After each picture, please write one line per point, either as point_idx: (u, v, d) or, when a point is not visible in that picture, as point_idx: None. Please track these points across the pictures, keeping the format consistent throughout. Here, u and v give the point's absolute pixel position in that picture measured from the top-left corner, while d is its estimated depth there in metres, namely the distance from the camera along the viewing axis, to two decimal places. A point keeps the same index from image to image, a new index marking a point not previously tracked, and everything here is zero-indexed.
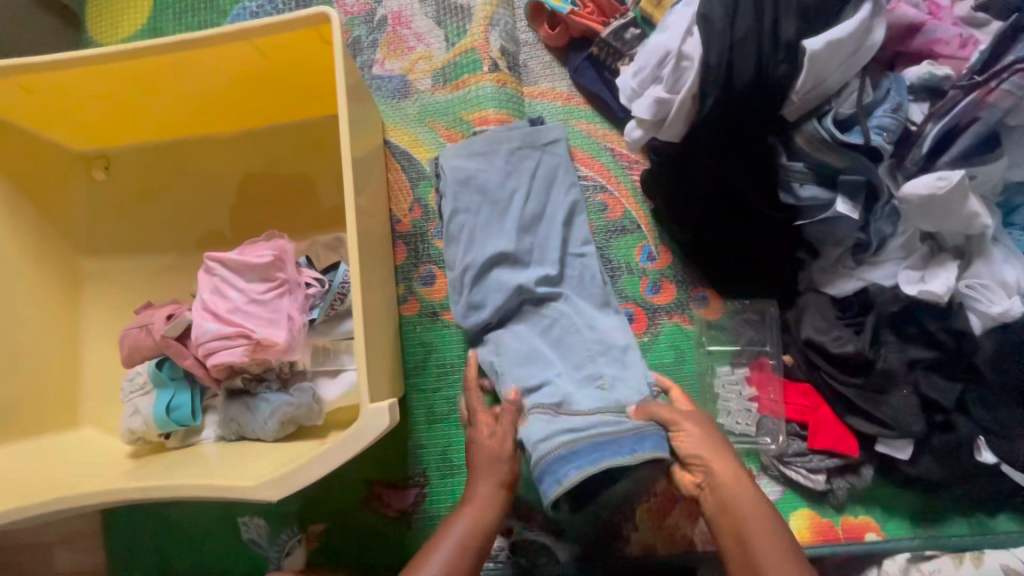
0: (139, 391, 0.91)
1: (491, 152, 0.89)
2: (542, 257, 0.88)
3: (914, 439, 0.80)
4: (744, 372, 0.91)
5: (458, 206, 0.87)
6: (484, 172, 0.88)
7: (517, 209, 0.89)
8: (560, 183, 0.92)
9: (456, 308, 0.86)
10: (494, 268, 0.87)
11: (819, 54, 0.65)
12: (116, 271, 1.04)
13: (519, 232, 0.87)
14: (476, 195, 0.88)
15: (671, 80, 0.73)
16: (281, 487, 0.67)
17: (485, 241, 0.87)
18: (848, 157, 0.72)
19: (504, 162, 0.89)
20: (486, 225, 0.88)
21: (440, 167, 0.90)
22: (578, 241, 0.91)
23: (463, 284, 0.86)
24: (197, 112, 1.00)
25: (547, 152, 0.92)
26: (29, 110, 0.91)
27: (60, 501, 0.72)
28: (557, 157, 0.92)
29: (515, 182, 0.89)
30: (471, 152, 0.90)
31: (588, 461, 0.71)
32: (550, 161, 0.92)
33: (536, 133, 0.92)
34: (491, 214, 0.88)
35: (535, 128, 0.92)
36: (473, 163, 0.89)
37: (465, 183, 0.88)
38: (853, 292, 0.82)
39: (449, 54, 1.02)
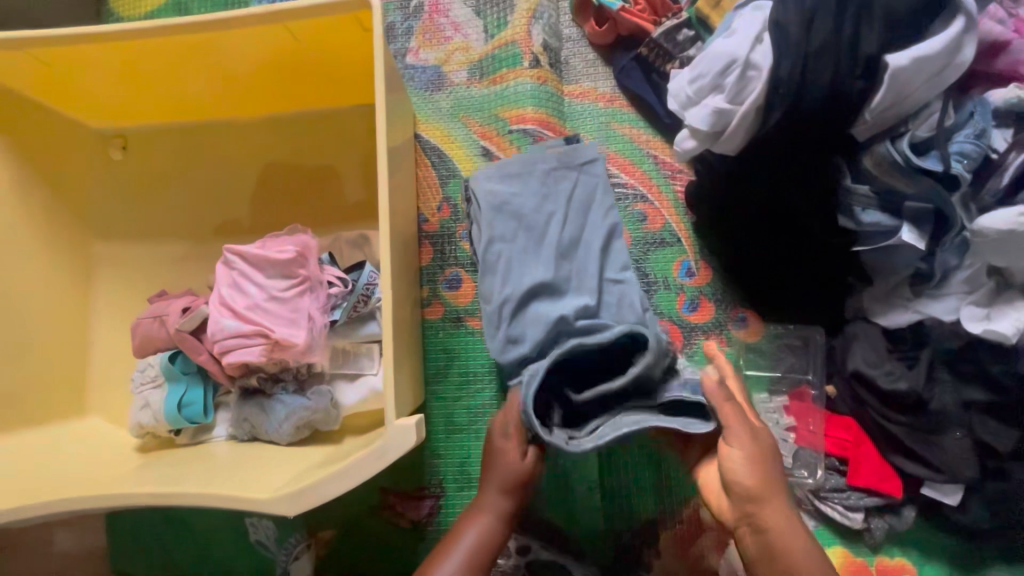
0: (150, 383, 0.87)
1: (526, 174, 0.83)
2: (581, 285, 0.80)
3: (965, 485, 0.76)
4: (782, 401, 0.87)
5: (492, 234, 0.80)
6: (518, 196, 0.81)
7: (555, 234, 0.81)
8: (597, 207, 0.84)
9: (493, 344, 0.79)
10: (534, 299, 0.79)
11: (902, 71, 0.61)
12: (130, 256, 1.01)
13: (556, 260, 0.80)
14: (511, 221, 0.81)
15: (734, 89, 0.68)
16: (298, 502, 0.64)
17: (523, 271, 0.80)
18: (921, 183, 0.67)
19: (539, 185, 0.83)
20: (523, 254, 0.80)
21: (473, 191, 0.83)
22: (615, 267, 0.83)
23: (501, 317, 0.78)
24: (220, 93, 0.95)
25: (584, 173, 0.85)
26: (49, 84, 0.87)
27: (66, 502, 0.69)
28: (595, 177, 0.84)
29: (552, 205, 0.82)
30: (506, 174, 0.83)
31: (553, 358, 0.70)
32: (587, 182, 0.84)
33: (573, 151, 0.84)
34: (527, 241, 0.81)
35: (572, 145, 0.85)
36: (508, 185, 0.82)
37: (498, 208, 0.81)
38: (907, 324, 0.77)
39: (488, 46, 0.97)
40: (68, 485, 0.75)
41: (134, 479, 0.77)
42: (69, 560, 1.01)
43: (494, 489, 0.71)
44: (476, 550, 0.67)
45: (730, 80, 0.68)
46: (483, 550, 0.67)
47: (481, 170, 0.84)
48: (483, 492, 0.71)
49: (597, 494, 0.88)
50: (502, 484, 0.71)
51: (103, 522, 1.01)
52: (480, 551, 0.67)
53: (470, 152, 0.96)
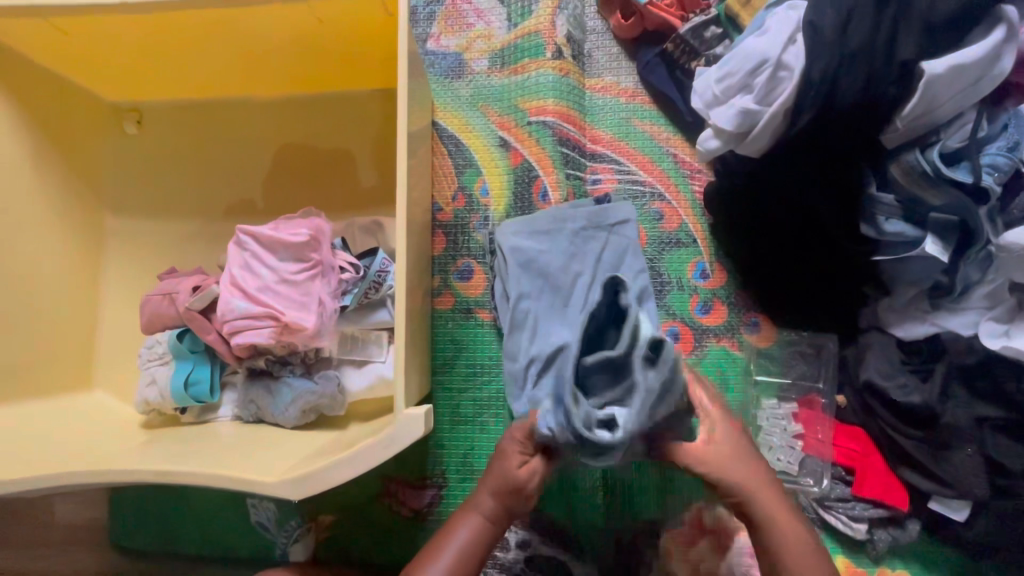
0: (157, 360, 0.87)
1: (555, 231, 0.82)
2: None
3: (973, 502, 0.75)
4: (791, 408, 0.86)
5: (520, 290, 0.80)
6: (545, 252, 0.81)
7: (583, 295, 0.80)
8: (626, 268, 0.82)
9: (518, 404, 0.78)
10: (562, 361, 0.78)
11: (938, 79, 0.60)
12: (142, 231, 1.00)
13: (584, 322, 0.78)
14: (537, 278, 0.81)
15: (764, 90, 0.68)
16: (303, 487, 0.63)
17: (550, 330, 0.78)
18: (948, 194, 0.66)
19: (568, 244, 0.82)
20: (550, 311, 0.80)
21: (499, 244, 0.83)
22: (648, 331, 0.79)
23: (528, 377, 0.77)
24: (240, 71, 0.94)
25: (614, 234, 0.83)
26: (67, 55, 0.87)
27: (70, 475, 0.69)
28: (625, 239, 0.83)
29: (579, 265, 0.81)
30: (533, 230, 0.83)
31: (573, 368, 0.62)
32: (617, 243, 0.83)
33: (603, 212, 0.84)
34: (555, 302, 0.80)
35: (602, 206, 0.84)
36: (535, 242, 0.82)
37: (526, 265, 0.81)
38: (923, 337, 0.77)
39: (511, 35, 0.96)
40: (72, 458, 0.75)
41: (138, 455, 0.77)
42: (72, 531, 1.01)
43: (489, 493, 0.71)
44: (468, 549, 0.69)
45: (760, 80, 0.68)
46: (476, 546, 0.70)
47: (508, 222, 0.84)
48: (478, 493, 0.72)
49: (600, 493, 0.88)
50: (496, 489, 0.71)
51: (106, 495, 1.01)
52: (471, 553, 0.69)
53: (488, 142, 0.95)
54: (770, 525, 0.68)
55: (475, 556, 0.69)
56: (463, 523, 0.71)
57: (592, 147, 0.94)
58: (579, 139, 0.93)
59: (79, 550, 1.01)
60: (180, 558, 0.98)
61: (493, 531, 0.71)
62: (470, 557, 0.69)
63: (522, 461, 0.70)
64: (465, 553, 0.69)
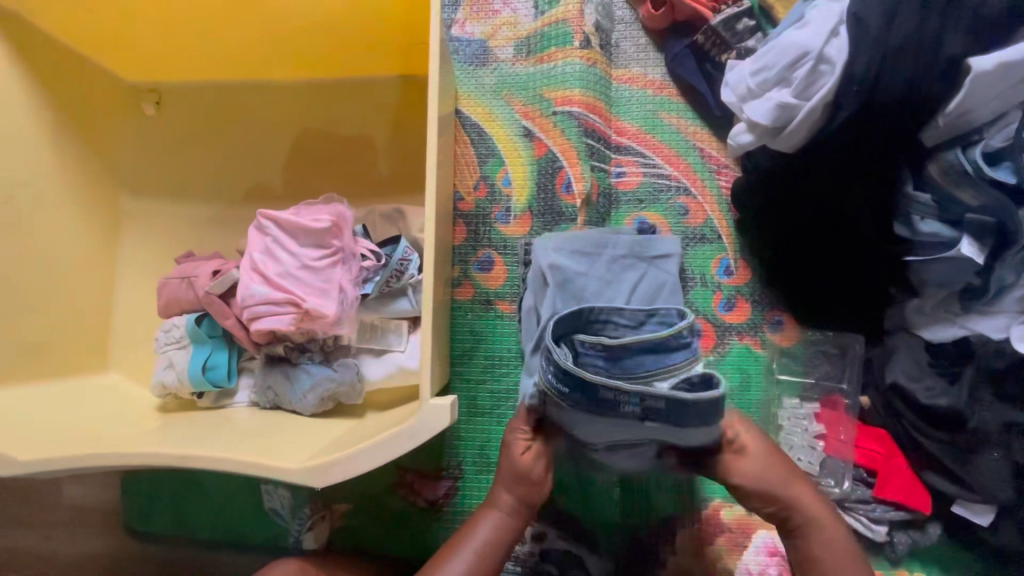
0: (174, 345, 0.86)
1: (596, 254, 0.79)
2: None
3: (998, 506, 0.75)
4: (813, 408, 0.85)
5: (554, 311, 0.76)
6: (583, 275, 0.78)
7: None
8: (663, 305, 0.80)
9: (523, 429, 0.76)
10: None
11: (985, 76, 0.59)
12: (159, 214, 0.99)
13: None
14: (571, 301, 0.77)
15: (803, 84, 0.67)
16: (324, 475, 0.63)
17: None
18: (987, 194, 0.65)
19: (605, 270, 0.79)
20: None
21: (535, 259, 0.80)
22: None
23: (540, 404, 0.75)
24: (262, 51, 0.94)
25: (654, 266, 0.82)
26: (93, 28, 0.87)
27: (89, 457, 0.68)
28: (665, 274, 0.82)
29: (614, 295, 0.78)
30: (575, 249, 0.79)
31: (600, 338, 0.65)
32: (655, 276, 0.81)
33: (646, 244, 0.82)
34: None
35: (645, 238, 0.82)
36: (574, 263, 0.78)
37: (562, 285, 0.77)
38: (952, 339, 0.76)
39: (537, 23, 0.94)
40: (91, 440, 0.75)
41: (155, 439, 0.76)
42: (84, 513, 1.01)
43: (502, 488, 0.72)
44: (488, 550, 0.69)
45: (799, 74, 0.67)
46: (496, 546, 0.69)
47: (549, 237, 0.81)
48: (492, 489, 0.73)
49: (618, 489, 0.87)
50: (509, 483, 0.72)
51: (119, 479, 1.01)
52: (492, 550, 0.69)
53: (511, 132, 0.94)
54: (813, 526, 0.68)
55: (493, 555, 0.69)
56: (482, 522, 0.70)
57: (617, 140, 0.92)
58: (604, 131, 0.91)
59: (91, 533, 1.01)
60: (192, 543, 0.98)
61: (514, 523, 0.71)
62: (491, 555, 0.69)
63: (529, 453, 0.72)
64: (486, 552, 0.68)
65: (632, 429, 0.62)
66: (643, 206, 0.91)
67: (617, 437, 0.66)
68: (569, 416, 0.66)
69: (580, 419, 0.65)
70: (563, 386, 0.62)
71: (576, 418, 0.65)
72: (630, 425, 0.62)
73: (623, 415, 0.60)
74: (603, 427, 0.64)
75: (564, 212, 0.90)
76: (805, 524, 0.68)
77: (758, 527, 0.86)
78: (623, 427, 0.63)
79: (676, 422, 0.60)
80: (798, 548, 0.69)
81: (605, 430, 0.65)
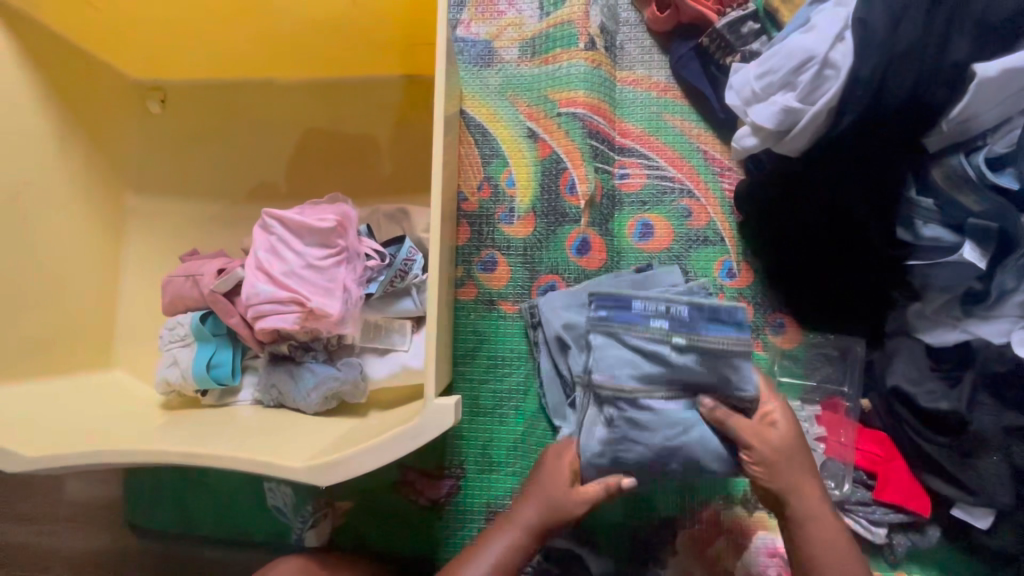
0: (178, 342, 0.87)
1: None
2: None
3: (997, 509, 0.75)
4: (815, 411, 0.85)
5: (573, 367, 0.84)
6: None
7: None
8: None
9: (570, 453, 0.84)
10: None
11: (990, 82, 0.59)
12: (164, 212, 1.00)
13: None
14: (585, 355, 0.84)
15: (807, 88, 0.67)
16: (330, 474, 0.63)
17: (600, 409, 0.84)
18: (987, 199, 0.66)
19: None
20: None
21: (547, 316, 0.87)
22: None
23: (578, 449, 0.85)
24: (268, 50, 0.94)
25: None
26: (100, 28, 0.88)
27: (94, 454, 0.68)
28: None
29: None
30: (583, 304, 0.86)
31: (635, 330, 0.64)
32: None
33: (647, 280, 0.84)
34: None
35: (645, 275, 0.85)
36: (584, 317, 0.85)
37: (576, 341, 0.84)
38: (954, 343, 0.76)
39: (542, 25, 0.94)
40: (96, 436, 0.75)
41: (160, 436, 0.76)
42: (88, 509, 1.02)
43: (534, 511, 0.73)
44: (502, 561, 0.71)
45: (804, 78, 0.67)
46: (511, 556, 0.72)
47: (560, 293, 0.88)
48: (524, 508, 0.74)
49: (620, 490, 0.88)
50: (540, 507, 0.73)
51: (122, 475, 1.01)
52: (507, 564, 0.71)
53: (515, 133, 0.94)
54: (807, 522, 0.70)
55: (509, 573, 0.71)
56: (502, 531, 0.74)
57: (621, 141, 0.93)
58: (608, 133, 0.92)
59: (94, 529, 1.01)
60: (194, 539, 0.99)
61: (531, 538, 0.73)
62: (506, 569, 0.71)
63: (569, 481, 0.73)
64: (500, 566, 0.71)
65: (664, 358, 0.62)
66: (647, 208, 0.91)
67: (650, 375, 0.63)
68: (604, 353, 0.65)
69: (616, 353, 0.64)
70: (602, 311, 0.65)
71: (611, 352, 0.64)
72: (663, 353, 0.62)
73: (655, 332, 0.62)
74: (637, 360, 0.63)
75: (568, 213, 0.90)
76: (800, 518, 0.70)
77: (758, 529, 0.86)
78: (657, 357, 0.63)
79: (707, 340, 0.61)
80: (794, 545, 0.71)
81: (638, 364, 0.63)
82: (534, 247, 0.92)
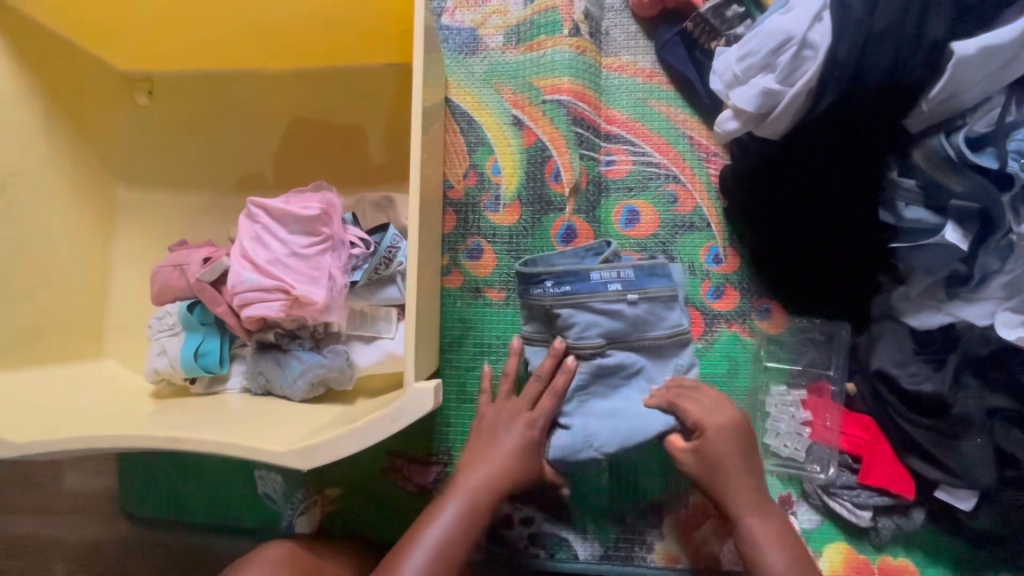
0: (167, 331, 0.88)
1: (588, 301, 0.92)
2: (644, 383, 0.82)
3: (980, 491, 0.76)
4: (800, 395, 0.85)
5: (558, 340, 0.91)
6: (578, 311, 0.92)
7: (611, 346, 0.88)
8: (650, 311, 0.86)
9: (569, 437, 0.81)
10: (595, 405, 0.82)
11: (968, 61, 0.59)
12: (151, 203, 1.00)
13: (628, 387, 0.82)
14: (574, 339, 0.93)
15: (787, 70, 0.67)
16: (311, 457, 0.63)
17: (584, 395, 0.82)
18: (972, 180, 0.65)
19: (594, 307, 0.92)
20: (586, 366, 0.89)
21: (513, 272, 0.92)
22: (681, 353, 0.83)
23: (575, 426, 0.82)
24: (254, 41, 0.94)
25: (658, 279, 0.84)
26: (84, 22, 0.88)
27: (81, 440, 0.69)
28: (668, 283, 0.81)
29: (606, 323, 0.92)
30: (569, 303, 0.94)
31: (565, 285, 0.77)
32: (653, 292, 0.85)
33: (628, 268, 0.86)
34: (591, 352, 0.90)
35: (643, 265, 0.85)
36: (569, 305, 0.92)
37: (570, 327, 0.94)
38: (937, 326, 0.76)
39: (527, 11, 0.94)
40: (84, 424, 0.76)
41: (147, 423, 0.77)
42: (84, 500, 1.03)
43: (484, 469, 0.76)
44: (450, 531, 0.71)
45: (783, 59, 0.67)
46: (466, 521, 0.72)
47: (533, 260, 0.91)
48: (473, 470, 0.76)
49: (608, 479, 0.88)
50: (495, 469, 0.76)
51: (115, 462, 1.02)
52: (456, 542, 0.70)
53: (500, 120, 0.94)
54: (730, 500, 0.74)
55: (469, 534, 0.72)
56: (454, 496, 0.74)
57: (607, 128, 0.92)
58: (594, 119, 0.92)
59: (89, 518, 1.02)
60: (186, 526, 1.00)
61: (484, 505, 0.74)
62: (454, 548, 0.70)
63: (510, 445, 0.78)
64: (450, 539, 0.70)
65: (625, 315, 0.78)
66: (632, 194, 0.91)
67: (614, 331, 0.79)
68: (579, 317, 0.78)
69: (585, 316, 0.78)
70: (564, 287, 0.77)
71: (580, 316, 0.78)
72: (623, 310, 0.77)
73: (611, 295, 0.77)
74: (602, 319, 0.78)
75: (553, 201, 0.91)
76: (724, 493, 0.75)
77: None
78: (616, 315, 0.78)
79: (653, 293, 0.78)
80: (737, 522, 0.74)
81: (603, 323, 0.78)
82: (519, 235, 0.92)
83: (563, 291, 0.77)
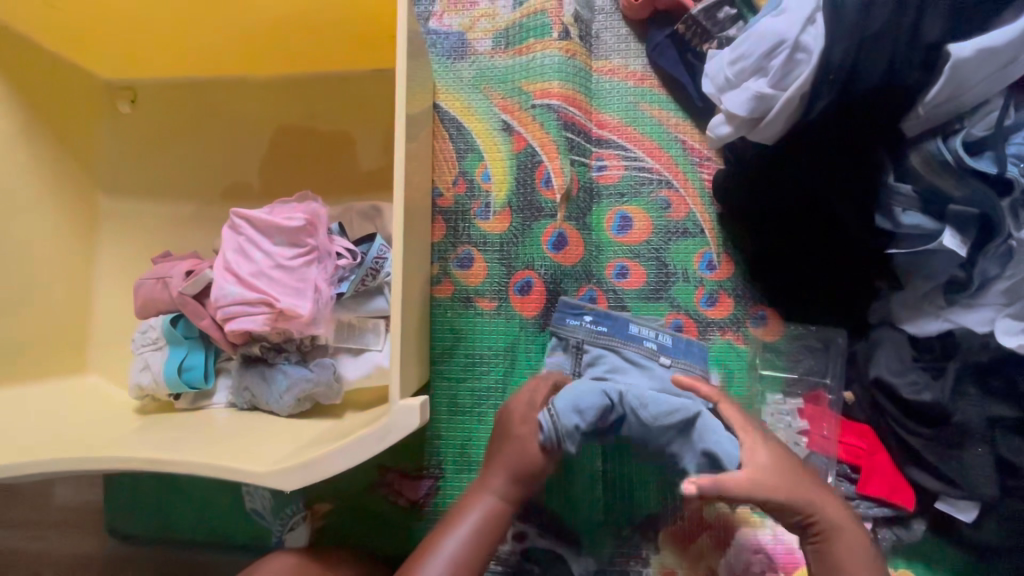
0: (150, 346, 0.86)
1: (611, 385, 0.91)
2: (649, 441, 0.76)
3: (981, 503, 0.74)
4: (797, 404, 0.84)
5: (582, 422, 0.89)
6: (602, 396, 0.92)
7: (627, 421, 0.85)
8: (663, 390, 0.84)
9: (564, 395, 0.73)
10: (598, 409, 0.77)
11: (966, 63, 0.57)
12: (135, 214, 0.98)
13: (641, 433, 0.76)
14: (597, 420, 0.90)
15: (779, 74, 0.65)
16: (294, 478, 0.62)
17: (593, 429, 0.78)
18: (969, 185, 0.64)
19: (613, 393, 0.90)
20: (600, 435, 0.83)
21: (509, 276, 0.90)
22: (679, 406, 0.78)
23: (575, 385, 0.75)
24: (237, 48, 0.92)
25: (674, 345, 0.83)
26: (62, 29, 0.86)
27: (59, 462, 0.67)
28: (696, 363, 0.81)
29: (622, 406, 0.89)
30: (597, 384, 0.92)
31: (603, 325, 0.81)
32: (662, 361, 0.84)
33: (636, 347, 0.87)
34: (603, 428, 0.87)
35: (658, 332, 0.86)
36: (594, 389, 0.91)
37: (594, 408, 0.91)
38: (936, 333, 0.74)
39: (516, 14, 0.92)
40: (63, 443, 0.74)
41: (129, 442, 0.75)
42: (69, 513, 1.01)
43: (502, 475, 0.72)
44: (473, 541, 0.69)
45: (776, 63, 0.65)
46: (482, 534, 0.70)
47: (526, 269, 0.89)
48: (491, 476, 0.72)
49: (601, 490, 0.86)
50: (512, 473, 0.72)
51: (102, 480, 1.00)
52: (471, 554, 0.68)
53: (490, 126, 0.92)
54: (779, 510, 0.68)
55: (484, 545, 0.69)
56: (472, 509, 0.71)
57: (599, 133, 0.91)
58: (585, 124, 0.90)
59: (77, 537, 1.00)
60: (174, 544, 0.98)
61: (505, 511, 0.72)
62: (471, 559, 0.68)
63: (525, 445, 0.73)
64: (466, 552, 0.68)
65: (654, 372, 0.78)
66: (625, 200, 0.89)
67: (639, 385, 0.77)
68: (608, 358, 0.80)
69: (614, 361, 0.79)
70: (599, 326, 0.81)
71: (607, 358, 0.79)
72: (654, 368, 0.79)
73: (643, 350, 0.79)
74: (631, 372, 0.78)
75: (544, 208, 0.89)
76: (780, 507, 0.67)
77: (742, 525, 0.84)
78: (646, 371, 0.78)
79: (684, 364, 0.80)
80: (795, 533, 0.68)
81: (631, 375, 0.78)
82: (510, 243, 0.90)
83: (598, 328, 0.81)
